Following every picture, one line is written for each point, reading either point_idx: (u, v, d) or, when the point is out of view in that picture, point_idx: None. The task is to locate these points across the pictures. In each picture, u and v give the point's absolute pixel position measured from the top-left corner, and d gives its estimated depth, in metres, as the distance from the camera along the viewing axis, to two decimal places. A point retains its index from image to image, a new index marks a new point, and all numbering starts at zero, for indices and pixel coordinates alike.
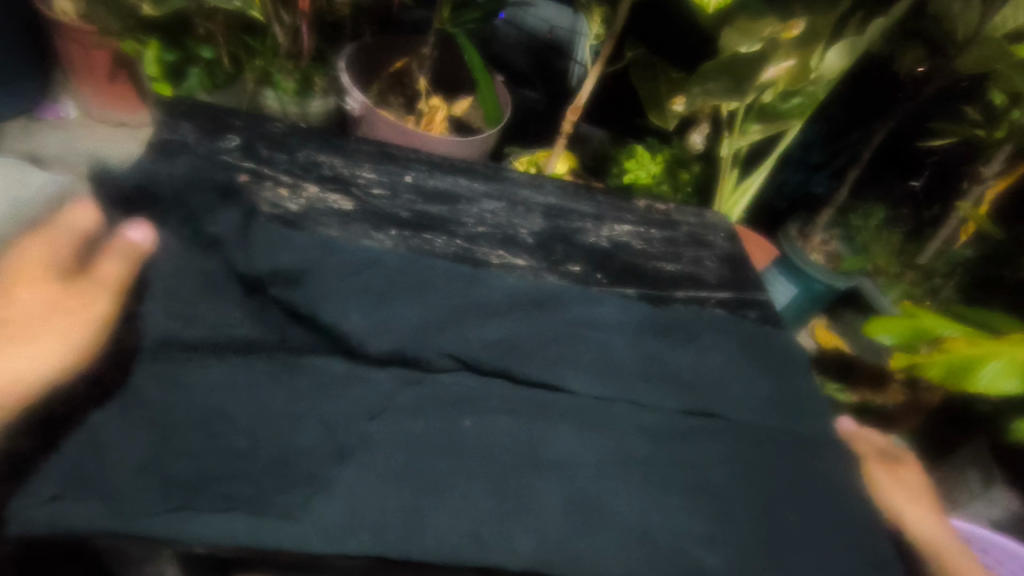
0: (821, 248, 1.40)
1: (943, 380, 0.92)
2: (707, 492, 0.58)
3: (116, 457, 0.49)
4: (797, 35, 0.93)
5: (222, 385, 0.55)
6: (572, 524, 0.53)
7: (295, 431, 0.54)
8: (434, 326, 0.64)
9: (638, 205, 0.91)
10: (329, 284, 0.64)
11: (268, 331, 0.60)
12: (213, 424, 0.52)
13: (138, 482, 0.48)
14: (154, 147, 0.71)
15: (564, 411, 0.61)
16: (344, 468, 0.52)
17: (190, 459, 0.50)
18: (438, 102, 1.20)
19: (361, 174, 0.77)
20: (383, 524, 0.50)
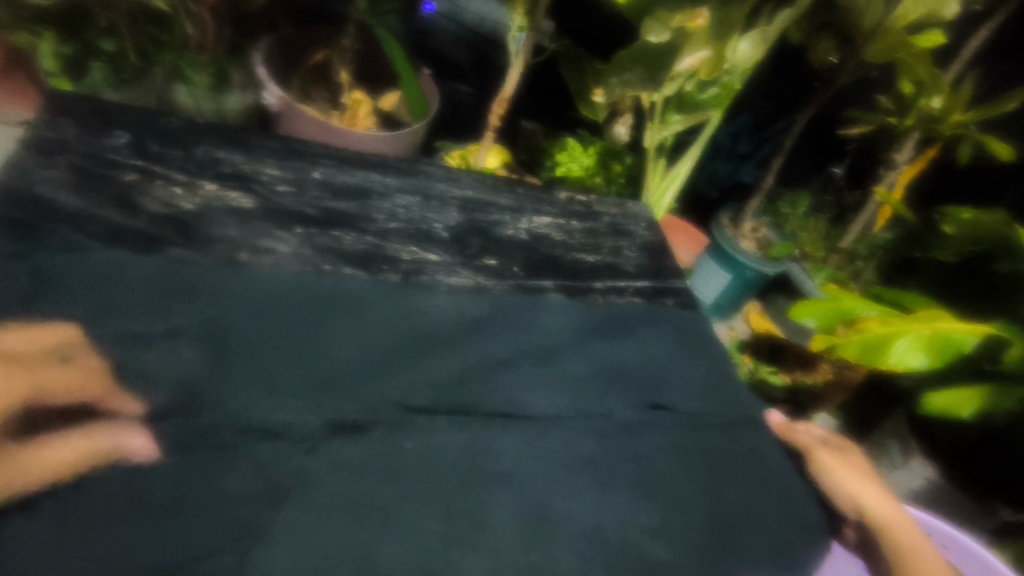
0: (752, 236, 1.41)
1: (859, 359, 0.94)
2: (657, 490, 0.58)
3: (17, 542, 0.41)
4: (703, 22, 0.91)
5: (148, 429, 0.48)
6: (530, 543, 0.51)
7: (223, 475, 0.48)
8: (376, 370, 0.59)
9: (558, 197, 0.90)
10: (256, 329, 0.58)
11: (167, 327, 0.55)
12: (126, 480, 0.46)
13: (49, 573, 0.40)
14: (28, 144, 0.64)
15: (511, 417, 0.60)
16: (282, 512, 0.48)
17: (106, 529, 0.43)
18: (361, 96, 1.17)
19: (265, 170, 0.74)
20: (329, 566, 0.46)
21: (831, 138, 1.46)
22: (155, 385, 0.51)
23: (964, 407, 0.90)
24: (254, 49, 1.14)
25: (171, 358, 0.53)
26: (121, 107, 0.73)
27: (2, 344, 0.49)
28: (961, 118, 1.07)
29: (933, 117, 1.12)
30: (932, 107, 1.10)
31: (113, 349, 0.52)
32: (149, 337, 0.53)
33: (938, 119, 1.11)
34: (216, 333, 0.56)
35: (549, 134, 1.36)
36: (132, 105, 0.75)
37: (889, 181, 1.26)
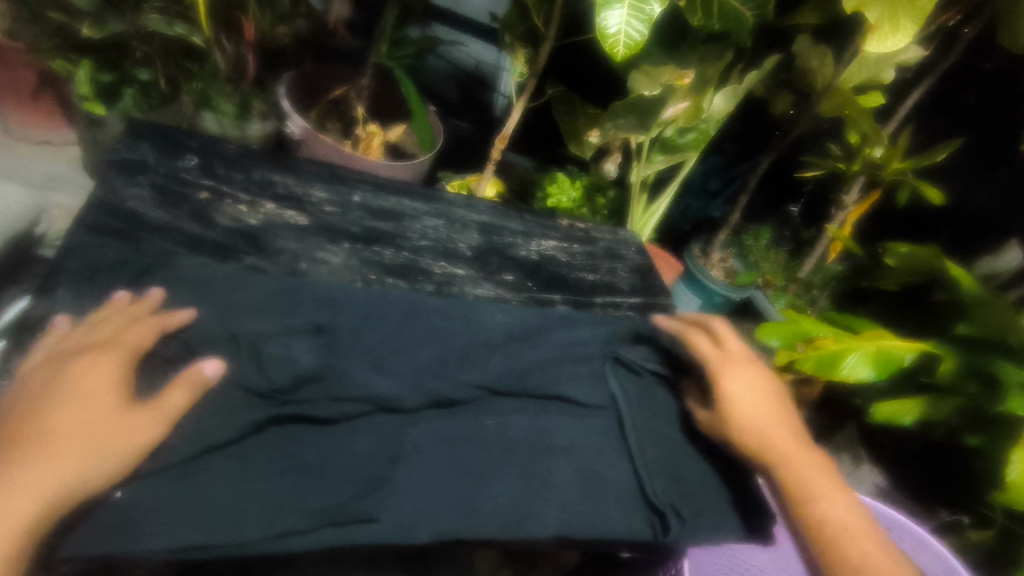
0: (720, 266, 1.56)
1: (817, 372, 1.07)
2: (686, 458, 0.69)
3: (208, 490, 0.53)
4: (688, 82, 1.11)
5: (286, 405, 0.59)
6: (586, 498, 0.63)
7: (352, 440, 0.60)
8: (461, 360, 0.69)
9: (560, 224, 1.02)
10: (363, 325, 0.68)
11: (266, 322, 0.64)
12: (284, 444, 0.58)
13: (234, 517, 0.52)
14: (114, 166, 0.75)
15: (564, 404, 0.70)
16: (399, 469, 0.59)
17: (275, 482, 0.55)
18: (375, 128, 1.28)
19: (313, 193, 0.84)
20: (438, 517, 0.58)
21: (789, 181, 1.65)
22: (267, 372, 0.59)
23: (903, 415, 1.05)
24: (279, 83, 1.25)
25: (248, 349, 0.61)
26: (187, 135, 0.83)
27: (126, 340, 0.56)
28: (900, 165, 1.25)
29: (876, 166, 1.29)
30: (874, 156, 1.28)
31: (209, 365, 0.58)
32: (273, 332, 0.62)
33: (880, 166, 1.28)
34: (313, 331, 0.65)
35: (540, 168, 1.49)
36: (195, 132, 0.85)
37: (840, 219, 1.43)
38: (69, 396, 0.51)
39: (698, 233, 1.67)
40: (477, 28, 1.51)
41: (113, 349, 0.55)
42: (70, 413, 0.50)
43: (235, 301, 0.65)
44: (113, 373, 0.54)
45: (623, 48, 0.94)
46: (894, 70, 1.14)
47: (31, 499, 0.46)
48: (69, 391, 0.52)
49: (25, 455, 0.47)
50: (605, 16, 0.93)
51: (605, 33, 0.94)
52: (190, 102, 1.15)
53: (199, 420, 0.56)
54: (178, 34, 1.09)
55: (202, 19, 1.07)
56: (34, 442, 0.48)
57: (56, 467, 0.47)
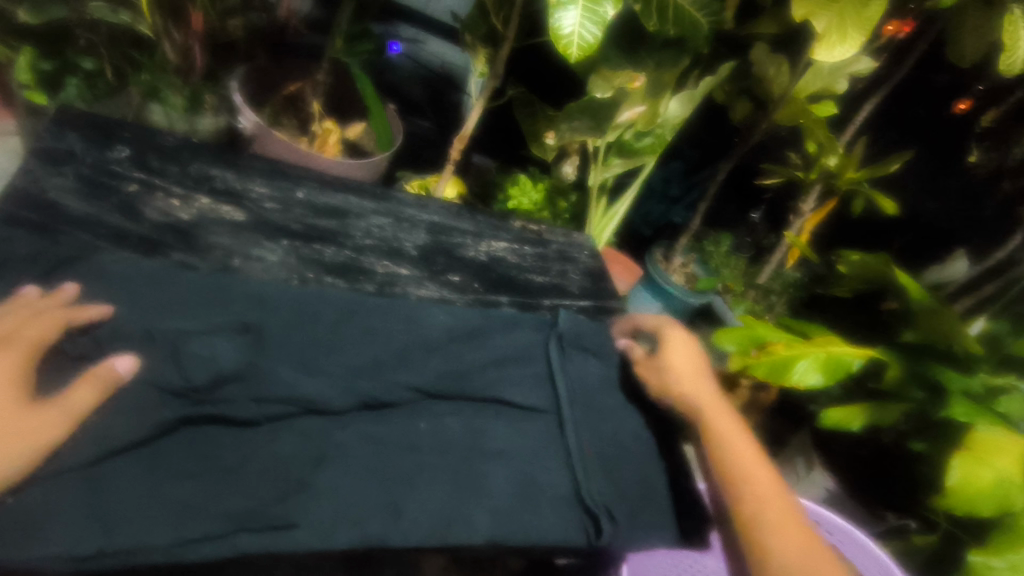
0: (680, 271, 1.57)
1: (768, 377, 1.08)
2: (624, 460, 0.68)
3: (113, 496, 0.50)
4: (641, 85, 1.11)
5: (207, 406, 0.57)
6: (519, 503, 0.61)
7: (274, 443, 0.58)
8: (395, 362, 0.67)
9: (513, 226, 1.01)
10: (295, 326, 0.65)
11: (187, 319, 0.61)
12: (201, 446, 0.55)
13: (140, 525, 0.50)
14: (39, 155, 0.71)
15: (501, 407, 0.69)
16: (323, 472, 0.57)
17: (188, 486, 0.53)
18: (331, 125, 1.26)
19: (254, 188, 0.82)
20: (364, 523, 0.55)
21: (751, 188, 1.67)
22: (184, 372, 0.57)
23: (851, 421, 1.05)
24: (231, 76, 1.22)
25: (165, 349, 0.58)
26: (122, 125, 0.80)
27: (28, 333, 0.53)
28: (852, 175, 1.26)
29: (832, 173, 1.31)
30: (829, 164, 1.29)
31: (123, 365, 0.55)
32: (195, 331, 0.60)
33: (836, 174, 1.30)
34: (238, 328, 0.62)
35: (502, 170, 1.48)
36: (131, 123, 0.82)
37: (796, 227, 1.45)
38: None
39: (660, 238, 1.68)
40: (443, 28, 1.54)
41: (11, 345, 0.52)
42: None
43: (156, 298, 0.62)
44: (11, 370, 0.51)
45: (576, 49, 0.94)
46: (845, 81, 1.16)
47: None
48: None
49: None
50: (559, 16, 0.93)
51: (560, 34, 0.93)
52: (136, 93, 1.11)
53: (106, 417, 0.53)
54: (123, 22, 1.06)
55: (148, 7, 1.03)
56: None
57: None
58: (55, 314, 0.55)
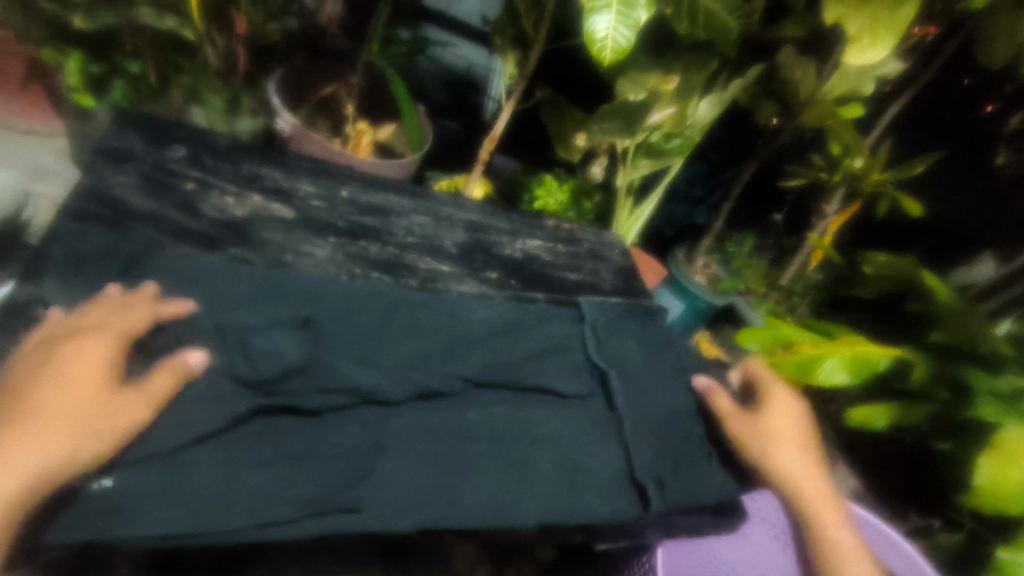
0: (703, 271, 1.58)
1: (795, 377, 1.07)
2: (665, 450, 0.70)
3: (195, 480, 0.53)
4: (672, 87, 1.15)
5: (275, 397, 0.59)
6: (568, 490, 0.64)
7: (336, 433, 0.60)
8: (446, 355, 0.70)
9: (546, 225, 1.03)
10: (349, 319, 0.69)
11: (252, 314, 0.64)
12: (270, 435, 0.58)
13: (220, 507, 0.53)
14: (103, 155, 0.75)
15: (546, 398, 0.71)
16: (383, 460, 0.60)
17: (260, 472, 0.56)
18: (364, 126, 1.28)
19: (301, 187, 0.85)
20: (422, 507, 0.58)
21: (773, 190, 1.68)
22: (251, 364, 0.60)
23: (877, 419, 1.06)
24: (269, 79, 1.26)
25: (230, 340, 0.61)
26: (177, 127, 0.84)
27: (116, 325, 0.57)
28: (877, 177, 1.27)
29: (856, 175, 1.31)
30: (855, 166, 1.30)
31: (196, 357, 0.58)
32: (260, 325, 0.63)
33: (860, 176, 1.31)
34: (298, 321, 0.65)
35: (528, 171, 1.50)
36: (185, 124, 0.85)
37: (820, 228, 1.46)
38: (59, 377, 0.53)
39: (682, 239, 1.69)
40: (469, 30, 1.55)
41: (103, 334, 0.56)
42: (55, 397, 0.52)
43: (220, 292, 0.65)
44: (99, 356, 0.55)
45: (610, 53, 0.96)
46: (872, 83, 1.15)
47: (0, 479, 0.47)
48: (59, 373, 0.53)
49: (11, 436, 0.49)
50: (593, 21, 0.95)
51: (593, 38, 0.96)
52: (179, 95, 1.15)
53: (182, 407, 0.56)
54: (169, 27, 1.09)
55: (195, 12, 1.07)
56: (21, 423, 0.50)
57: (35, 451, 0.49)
58: (139, 308, 0.58)
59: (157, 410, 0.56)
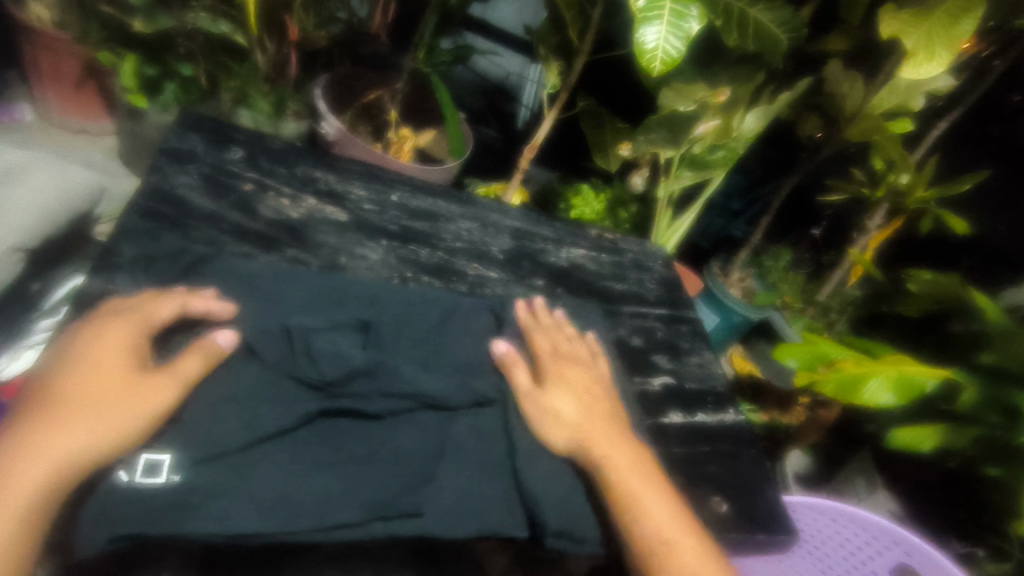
0: (738, 285, 1.56)
1: (837, 395, 1.06)
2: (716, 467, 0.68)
3: (262, 480, 0.55)
4: (723, 99, 1.12)
5: (334, 399, 0.60)
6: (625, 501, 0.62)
7: (397, 437, 0.60)
8: (503, 359, 0.68)
9: (589, 233, 1.03)
10: (404, 322, 0.68)
11: (310, 314, 0.64)
12: (334, 436, 0.59)
13: (287, 508, 0.53)
14: (166, 155, 0.77)
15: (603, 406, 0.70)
16: (444, 465, 0.60)
17: (326, 475, 0.56)
18: (406, 132, 1.30)
19: (353, 190, 0.86)
20: (483, 514, 0.58)
21: (810, 206, 1.66)
22: (312, 365, 0.60)
23: (924, 441, 1.03)
24: (315, 84, 1.28)
25: (285, 341, 0.61)
26: (236, 129, 0.86)
27: (149, 313, 0.58)
28: (924, 194, 1.24)
29: (901, 191, 1.29)
30: (901, 182, 1.28)
31: (224, 337, 0.59)
32: (320, 327, 0.63)
33: (905, 193, 1.28)
34: (355, 325, 0.65)
35: (564, 179, 1.50)
36: (242, 126, 0.87)
37: (861, 244, 1.43)
38: (95, 362, 0.54)
39: (718, 251, 1.68)
40: (510, 39, 1.56)
41: (129, 320, 0.57)
42: (91, 380, 0.53)
43: (277, 290, 0.66)
44: (127, 339, 0.56)
45: (659, 63, 0.96)
46: (923, 98, 1.13)
47: (48, 460, 0.48)
48: (95, 359, 0.54)
49: (55, 420, 0.50)
50: (643, 31, 0.94)
51: (642, 49, 0.95)
52: (229, 98, 1.18)
53: (249, 408, 0.57)
54: (221, 32, 1.12)
55: (249, 19, 1.09)
56: (62, 408, 0.51)
57: (78, 434, 0.50)
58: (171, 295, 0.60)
59: (225, 409, 0.57)
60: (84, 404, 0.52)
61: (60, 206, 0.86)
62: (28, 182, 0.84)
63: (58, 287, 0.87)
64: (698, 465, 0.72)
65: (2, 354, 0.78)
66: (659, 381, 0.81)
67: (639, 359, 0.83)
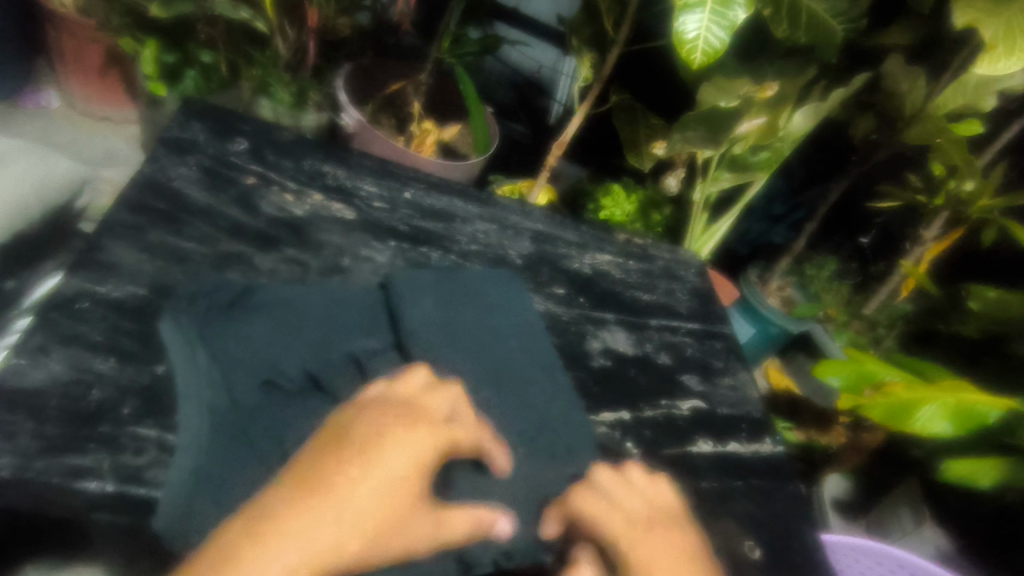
0: (777, 294, 1.47)
1: (885, 422, 0.96)
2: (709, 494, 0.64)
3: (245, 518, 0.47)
4: (771, 95, 1.02)
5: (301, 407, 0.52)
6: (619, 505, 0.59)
7: None
8: (471, 352, 0.62)
9: (618, 237, 0.96)
10: (420, 337, 0.61)
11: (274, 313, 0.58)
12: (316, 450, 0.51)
13: None
14: (166, 145, 0.74)
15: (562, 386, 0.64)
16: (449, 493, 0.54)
17: None
18: (429, 126, 1.24)
19: (363, 187, 0.81)
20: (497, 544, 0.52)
21: (860, 211, 1.55)
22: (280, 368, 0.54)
23: (982, 477, 0.93)
24: (337, 75, 1.24)
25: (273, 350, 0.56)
26: (244, 119, 0.81)
27: (435, 404, 0.51)
28: (989, 203, 1.13)
29: (964, 199, 1.17)
30: (965, 189, 1.16)
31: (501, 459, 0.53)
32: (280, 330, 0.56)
33: (968, 201, 1.17)
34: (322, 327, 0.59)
35: (594, 178, 1.42)
36: (251, 116, 0.83)
37: (914, 256, 1.31)
38: (379, 438, 0.46)
39: (757, 258, 1.58)
40: (542, 30, 1.49)
41: (437, 423, 0.49)
42: (360, 464, 0.44)
43: (262, 291, 0.60)
44: (436, 440, 0.48)
45: (700, 56, 0.87)
46: (996, 98, 1.02)
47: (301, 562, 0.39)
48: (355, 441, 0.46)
49: (302, 502, 0.41)
50: (683, 20, 0.87)
51: (682, 39, 0.87)
52: (249, 87, 1.13)
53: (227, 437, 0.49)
54: (240, 18, 1.08)
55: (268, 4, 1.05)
56: (314, 486, 0.42)
57: (321, 531, 0.41)
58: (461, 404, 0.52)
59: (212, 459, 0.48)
60: (351, 489, 0.43)
61: (39, 192, 0.82)
62: (9, 167, 0.80)
63: (37, 288, 0.84)
64: (731, 503, 0.65)
65: None
66: (688, 406, 0.73)
67: (666, 378, 0.76)
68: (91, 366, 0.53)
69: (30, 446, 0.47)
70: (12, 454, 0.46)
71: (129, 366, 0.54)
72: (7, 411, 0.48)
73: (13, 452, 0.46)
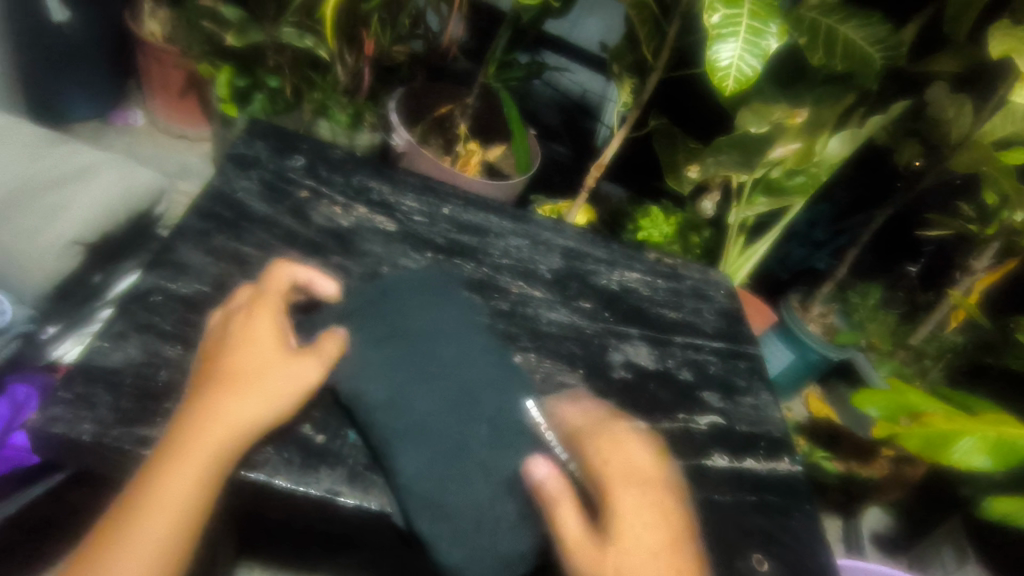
0: (819, 320, 1.42)
1: (919, 451, 0.94)
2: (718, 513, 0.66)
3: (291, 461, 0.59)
4: (800, 121, 1.06)
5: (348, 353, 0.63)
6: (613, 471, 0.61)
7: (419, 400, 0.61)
8: None
9: (648, 257, 0.98)
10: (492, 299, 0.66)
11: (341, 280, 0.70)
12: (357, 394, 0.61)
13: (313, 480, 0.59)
14: (233, 161, 0.82)
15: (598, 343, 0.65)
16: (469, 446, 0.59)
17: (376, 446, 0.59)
18: (474, 147, 1.30)
19: (405, 202, 0.87)
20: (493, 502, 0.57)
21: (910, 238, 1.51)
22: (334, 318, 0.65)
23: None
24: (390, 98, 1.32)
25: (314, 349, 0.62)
26: (303, 139, 0.89)
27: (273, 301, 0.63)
28: None
29: (1016, 230, 1.14)
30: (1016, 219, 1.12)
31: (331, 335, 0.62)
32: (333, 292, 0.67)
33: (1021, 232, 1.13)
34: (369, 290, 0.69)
35: (634, 200, 1.45)
36: (309, 136, 0.91)
37: (964, 286, 1.28)
38: (236, 340, 0.58)
39: (798, 283, 1.57)
40: (588, 58, 1.55)
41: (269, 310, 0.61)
42: (242, 357, 0.57)
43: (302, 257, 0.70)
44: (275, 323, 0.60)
45: (733, 83, 0.89)
46: None
47: (211, 444, 0.52)
48: (228, 342, 0.59)
49: (221, 392, 0.55)
50: (717, 49, 0.89)
51: (715, 66, 0.90)
52: (309, 110, 1.23)
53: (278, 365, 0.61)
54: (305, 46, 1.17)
55: (329, 33, 1.14)
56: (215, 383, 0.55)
57: (248, 407, 0.54)
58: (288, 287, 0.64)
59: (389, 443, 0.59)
60: (225, 378, 0.55)
61: (119, 203, 0.91)
62: (92, 183, 0.90)
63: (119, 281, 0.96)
64: (741, 518, 0.67)
65: (67, 339, 0.89)
66: (706, 421, 0.75)
67: (686, 393, 0.78)
68: (160, 351, 0.61)
69: (107, 416, 0.55)
70: (94, 421, 0.54)
71: (193, 353, 0.61)
72: (89, 384, 0.56)
73: (93, 420, 0.54)
